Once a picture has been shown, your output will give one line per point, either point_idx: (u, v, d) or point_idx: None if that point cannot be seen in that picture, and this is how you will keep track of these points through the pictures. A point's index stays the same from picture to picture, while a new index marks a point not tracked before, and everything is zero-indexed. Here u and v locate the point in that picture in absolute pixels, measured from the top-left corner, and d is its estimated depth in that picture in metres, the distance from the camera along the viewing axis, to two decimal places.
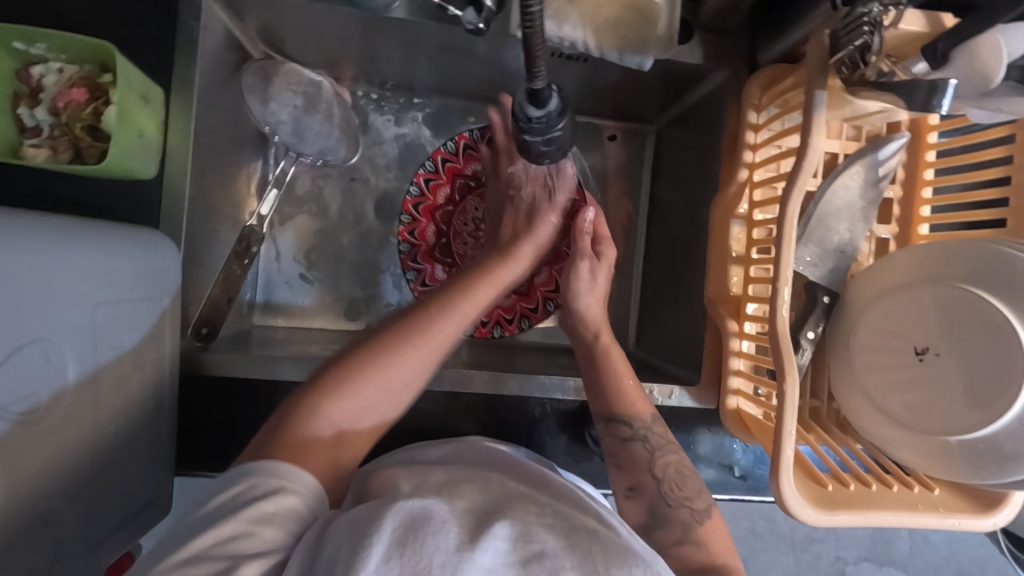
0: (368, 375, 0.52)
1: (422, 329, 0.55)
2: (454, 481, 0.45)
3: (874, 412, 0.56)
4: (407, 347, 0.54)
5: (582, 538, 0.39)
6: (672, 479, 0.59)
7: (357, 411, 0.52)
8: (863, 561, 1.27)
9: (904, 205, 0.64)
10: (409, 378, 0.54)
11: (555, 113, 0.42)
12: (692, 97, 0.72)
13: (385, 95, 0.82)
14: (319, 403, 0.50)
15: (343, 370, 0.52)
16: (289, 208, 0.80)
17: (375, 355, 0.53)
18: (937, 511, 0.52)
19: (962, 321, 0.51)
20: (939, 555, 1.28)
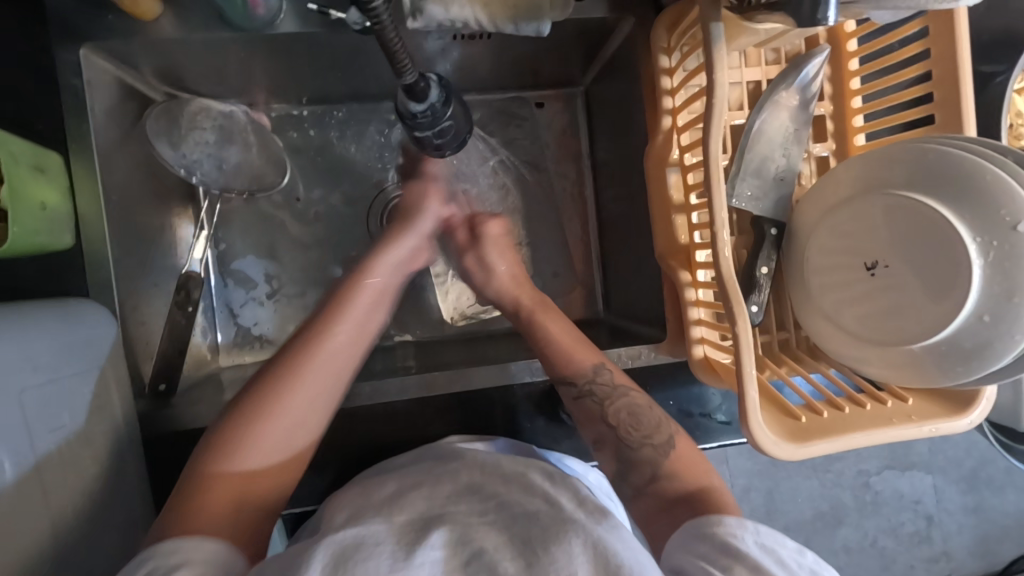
0: (268, 428, 0.51)
1: (307, 353, 0.54)
2: (399, 492, 0.50)
3: (837, 335, 0.55)
4: (299, 376, 0.53)
5: (523, 527, 0.45)
6: (589, 406, 0.59)
7: (268, 456, 0.51)
8: (884, 469, 1.29)
9: (837, 119, 0.62)
10: (316, 405, 0.53)
11: (439, 102, 0.41)
12: (608, 53, 0.70)
13: (304, 111, 0.80)
14: (226, 456, 0.49)
15: (241, 412, 0.51)
16: (229, 245, 0.78)
17: (272, 401, 0.51)
18: (912, 420, 0.51)
19: (907, 227, 0.50)
20: (958, 448, 1.30)
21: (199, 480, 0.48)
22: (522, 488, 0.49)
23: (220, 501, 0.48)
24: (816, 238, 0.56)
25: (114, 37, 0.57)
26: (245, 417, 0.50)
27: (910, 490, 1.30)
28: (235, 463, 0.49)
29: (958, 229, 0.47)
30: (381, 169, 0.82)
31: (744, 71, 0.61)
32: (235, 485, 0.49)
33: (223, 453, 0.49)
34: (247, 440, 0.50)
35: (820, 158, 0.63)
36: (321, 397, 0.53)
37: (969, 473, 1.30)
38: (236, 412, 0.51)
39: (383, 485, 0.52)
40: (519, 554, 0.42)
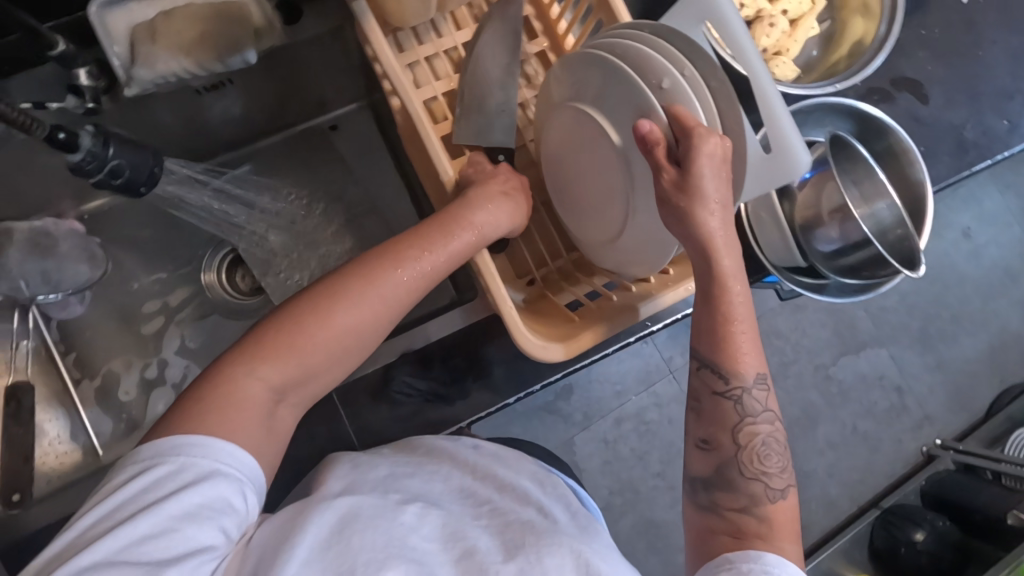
0: (255, 401, 0.46)
1: (305, 329, 0.49)
2: (394, 476, 0.56)
3: (593, 239, 0.61)
4: (313, 327, 0.49)
5: (519, 533, 0.51)
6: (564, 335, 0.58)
7: (260, 428, 0.46)
8: (840, 357, 1.44)
9: (554, 48, 0.67)
10: (320, 366, 0.50)
11: (94, 147, 0.55)
12: (355, 61, 0.75)
13: (117, 203, 0.84)
14: (230, 398, 0.45)
15: (223, 374, 0.46)
16: (79, 349, 0.81)
17: (275, 361, 0.47)
18: (669, 287, 0.59)
19: (586, 134, 0.56)
20: (899, 313, 1.48)
21: (224, 417, 0.45)
22: (515, 499, 0.57)
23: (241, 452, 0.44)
24: (545, 154, 0.63)
25: None
26: (292, 333, 0.48)
27: (869, 367, 1.46)
28: (236, 404, 0.45)
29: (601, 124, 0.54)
30: (207, 235, 0.86)
31: (451, 36, 0.66)
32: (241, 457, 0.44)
33: (211, 414, 0.44)
34: (246, 395, 0.46)
35: None
36: (324, 368, 0.50)
37: (918, 333, 1.48)
38: (216, 376, 0.47)
39: (375, 467, 0.57)
40: (513, 559, 0.47)
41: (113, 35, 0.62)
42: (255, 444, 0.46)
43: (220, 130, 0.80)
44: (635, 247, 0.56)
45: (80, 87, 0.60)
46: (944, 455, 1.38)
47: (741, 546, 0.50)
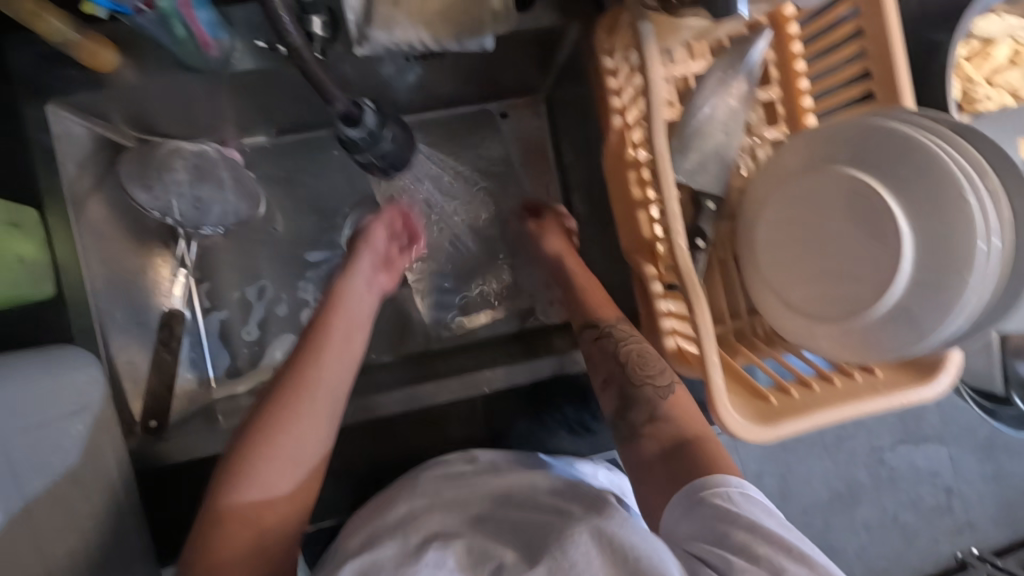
0: (262, 469, 0.53)
1: (306, 383, 0.57)
2: (421, 509, 0.55)
3: (795, 318, 0.55)
4: (288, 408, 0.55)
5: (540, 539, 0.48)
6: (636, 361, 0.61)
7: (264, 492, 0.53)
8: (898, 445, 1.16)
9: (787, 102, 0.63)
10: (300, 439, 0.55)
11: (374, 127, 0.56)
12: (560, 57, 0.73)
13: (277, 143, 0.82)
14: (230, 494, 0.52)
15: (239, 451, 0.53)
16: (211, 280, 0.81)
17: (262, 440, 0.53)
18: (882, 393, 0.51)
19: (853, 206, 0.51)
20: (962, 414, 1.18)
21: (224, 501, 0.52)
22: (550, 511, 0.52)
23: (226, 549, 0.51)
24: (756, 217, 0.58)
25: (77, 86, 0.59)
26: (251, 469, 0.53)
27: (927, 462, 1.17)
28: (235, 498, 0.52)
29: (889, 202, 0.49)
30: (355, 194, 0.84)
31: (685, 63, 0.63)
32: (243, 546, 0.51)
33: (222, 487, 0.52)
34: (250, 472, 0.52)
35: (773, 142, 0.65)
36: (313, 432, 0.56)
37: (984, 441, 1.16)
38: (231, 455, 0.53)
39: (395, 505, 0.56)
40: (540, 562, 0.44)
41: None
42: (259, 499, 0.53)
43: (400, 94, 0.78)
44: (870, 336, 0.51)
45: (313, 34, 0.58)
46: (981, 567, 1.10)
47: (713, 476, 0.51)
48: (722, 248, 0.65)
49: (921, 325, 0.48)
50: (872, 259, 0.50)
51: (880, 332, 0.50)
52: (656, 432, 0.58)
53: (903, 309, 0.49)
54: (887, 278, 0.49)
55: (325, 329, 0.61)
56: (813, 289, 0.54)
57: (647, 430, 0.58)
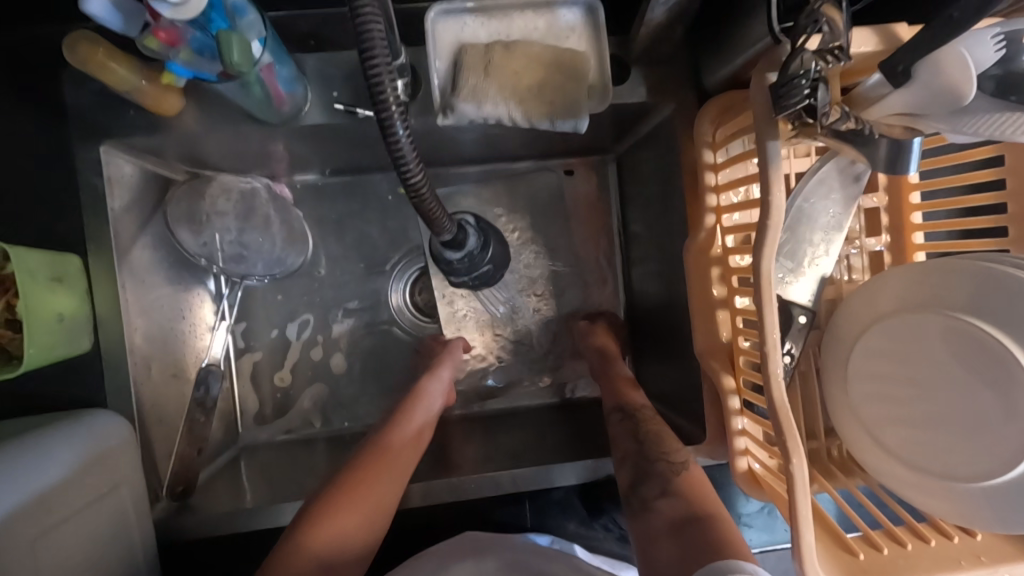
0: (349, 507, 0.53)
1: (388, 446, 0.59)
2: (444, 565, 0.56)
3: (889, 462, 0.51)
4: (376, 458, 0.57)
5: None
6: (653, 440, 0.60)
7: (341, 538, 0.51)
8: None
9: (893, 214, 0.58)
10: (387, 491, 0.55)
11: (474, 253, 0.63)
12: (643, 130, 0.68)
13: (329, 181, 0.78)
14: (307, 533, 0.51)
15: (323, 499, 0.53)
16: (247, 321, 0.77)
17: (344, 486, 0.54)
18: (985, 562, 0.46)
19: (972, 360, 0.46)
20: None
21: (301, 537, 0.50)
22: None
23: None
24: (853, 343, 0.53)
25: (135, 130, 0.54)
26: (332, 506, 0.53)
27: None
28: (315, 535, 0.51)
29: (1020, 365, 0.44)
30: (406, 242, 0.80)
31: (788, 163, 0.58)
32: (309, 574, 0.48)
33: (311, 524, 0.51)
34: (334, 509, 0.52)
35: (873, 253, 0.60)
36: (393, 488, 0.56)
37: None
38: (317, 502, 0.53)
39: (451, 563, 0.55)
40: None
41: (439, 48, 0.55)
42: (341, 535, 0.51)
43: (467, 148, 0.73)
44: (979, 501, 0.46)
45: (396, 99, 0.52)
46: None
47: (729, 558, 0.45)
48: (804, 361, 0.60)
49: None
50: (992, 420, 0.45)
51: (990, 501, 0.46)
52: (667, 507, 0.54)
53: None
54: (1008, 445, 0.45)
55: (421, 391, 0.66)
56: (915, 436, 0.49)
57: (657, 504, 0.54)
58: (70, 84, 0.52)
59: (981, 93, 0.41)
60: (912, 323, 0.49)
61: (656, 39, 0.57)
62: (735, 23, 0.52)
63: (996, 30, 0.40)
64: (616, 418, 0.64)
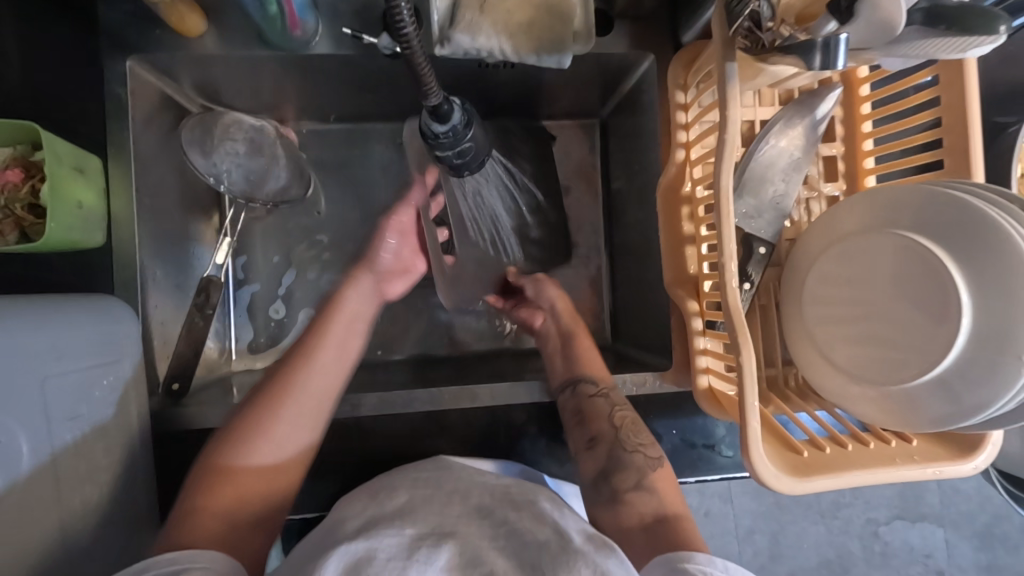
0: (251, 456, 0.55)
1: (280, 394, 0.59)
2: (411, 505, 0.51)
3: (835, 373, 0.55)
4: (270, 412, 0.58)
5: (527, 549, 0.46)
6: (631, 429, 0.65)
7: (239, 496, 0.53)
8: (895, 519, 1.07)
9: (848, 161, 0.64)
10: (283, 442, 0.57)
11: (460, 126, 0.51)
12: (626, 87, 0.73)
13: (332, 129, 0.83)
14: (206, 493, 0.53)
15: (224, 446, 0.56)
16: (246, 255, 0.81)
17: (230, 447, 0.55)
18: (916, 462, 0.51)
19: (910, 272, 0.51)
20: (969, 501, 1.07)
21: (194, 499, 0.52)
22: (533, 516, 0.51)
23: (213, 533, 0.50)
24: (811, 268, 0.58)
25: (158, 49, 0.60)
26: (235, 458, 0.55)
27: (920, 543, 1.08)
28: (209, 498, 0.53)
29: (951, 274, 0.48)
30: (401, 191, 0.85)
31: (753, 110, 0.63)
32: (217, 529, 0.51)
33: (213, 481, 0.53)
34: (241, 456, 0.55)
35: (830, 197, 0.65)
36: (295, 436, 0.58)
37: (984, 528, 1.07)
38: (218, 452, 0.55)
39: (395, 495, 0.53)
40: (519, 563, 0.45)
41: None
42: (240, 489, 0.54)
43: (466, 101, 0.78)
44: (912, 404, 0.51)
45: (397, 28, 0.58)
46: None
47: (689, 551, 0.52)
48: (764, 294, 0.65)
49: (965, 402, 0.48)
50: (925, 330, 0.50)
51: (920, 403, 0.51)
52: (638, 501, 0.60)
53: (951, 382, 0.49)
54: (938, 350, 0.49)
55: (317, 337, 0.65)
56: (862, 349, 0.53)
57: (626, 500, 0.61)
58: (106, 5, 0.59)
59: (912, 24, 0.46)
60: (864, 245, 0.54)
61: None
62: None
63: None
64: (572, 416, 0.66)
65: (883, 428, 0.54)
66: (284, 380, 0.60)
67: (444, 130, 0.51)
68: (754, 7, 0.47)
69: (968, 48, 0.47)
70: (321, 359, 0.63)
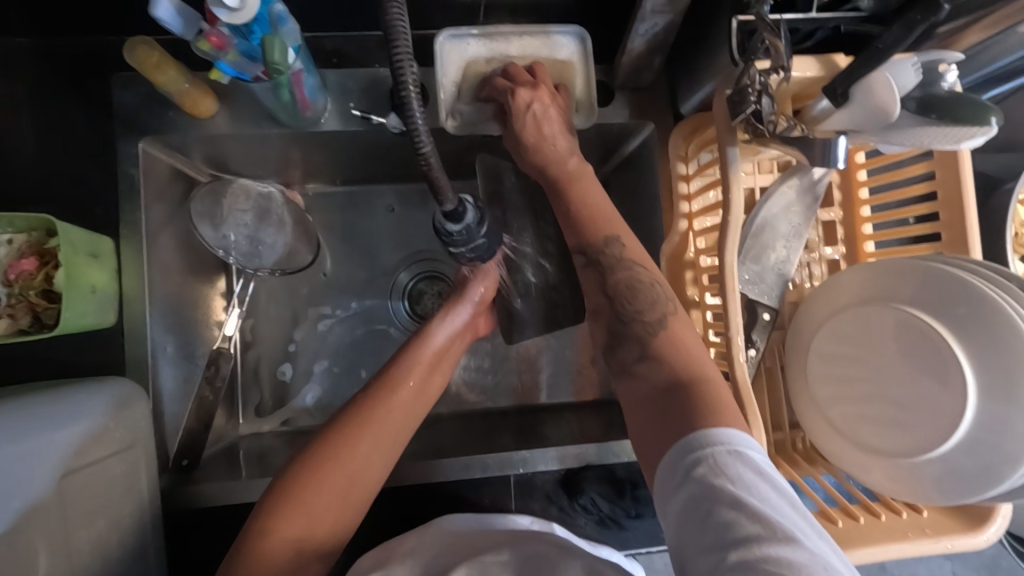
0: (323, 484, 0.54)
1: (368, 414, 0.59)
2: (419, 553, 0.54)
3: (843, 442, 0.56)
4: (358, 432, 0.58)
5: None
6: (625, 294, 0.58)
7: (306, 524, 0.52)
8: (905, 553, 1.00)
9: (847, 226, 0.65)
10: (365, 466, 0.57)
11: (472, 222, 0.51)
12: (623, 153, 0.74)
13: (337, 191, 0.84)
14: (272, 518, 0.51)
15: (303, 467, 0.54)
16: (252, 318, 0.81)
17: (308, 472, 0.54)
18: (928, 535, 0.52)
19: (916, 347, 0.52)
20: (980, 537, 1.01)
21: (262, 523, 0.51)
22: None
23: (277, 564, 0.49)
24: (814, 336, 0.59)
25: (172, 130, 0.61)
26: (307, 481, 0.54)
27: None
28: (278, 520, 0.52)
29: (955, 350, 0.50)
30: (405, 250, 0.85)
31: (753, 178, 0.65)
32: (281, 558, 0.50)
33: (279, 506, 0.52)
34: (311, 483, 0.54)
35: (831, 261, 0.66)
36: (376, 463, 0.57)
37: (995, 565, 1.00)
38: (295, 473, 0.54)
39: (403, 544, 0.56)
40: None
41: (447, 70, 0.62)
42: (308, 515, 0.53)
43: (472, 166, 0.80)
44: (922, 476, 0.52)
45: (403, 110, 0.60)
46: None
47: (708, 426, 0.47)
48: (769, 358, 0.65)
49: (975, 477, 0.49)
50: (930, 404, 0.51)
51: (930, 476, 0.51)
52: (646, 372, 0.55)
53: (961, 456, 0.50)
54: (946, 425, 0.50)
55: (422, 338, 0.67)
56: (870, 419, 0.54)
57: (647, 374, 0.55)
58: (120, 88, 0.60)
59: (904, 110, 0.48)
60: (865, 317, 0.55)
61: (637, 68, 0.65)
62: (703, 56, 0.60)
63: (916, 59, 0.47)
64: (582, 261, 0.62)
65: (895, 499, 0.54)
66: (379, 397, 0.60)
67: (459, 228, 0.51)
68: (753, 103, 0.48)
69: (961, 141, 0.49)
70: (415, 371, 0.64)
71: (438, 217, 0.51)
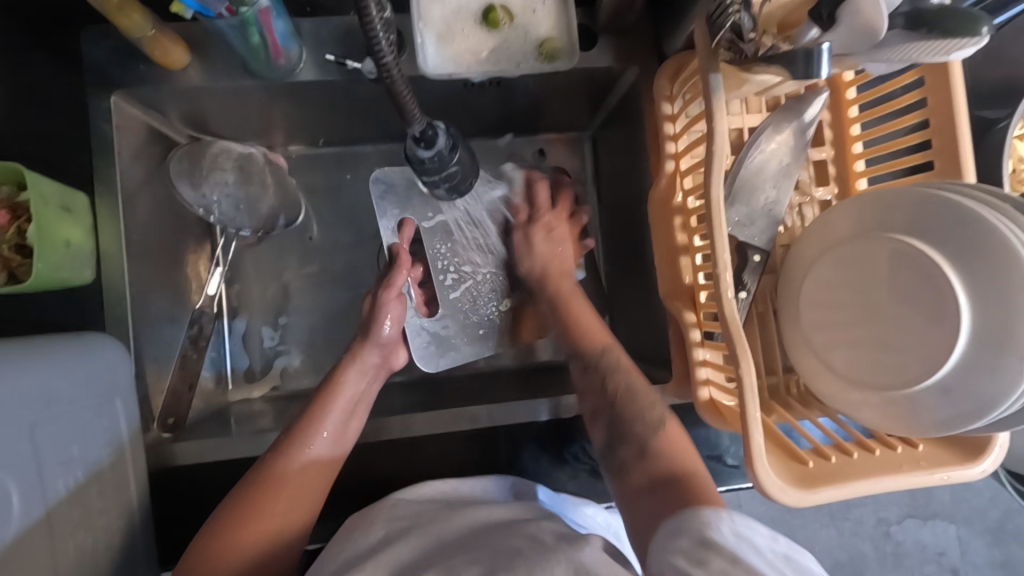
0: (266, 510, 0.53)
1: (301, 442, 0.57)
2: (386, 539, 0.53)
3: (836, 380, 0.55)
4: (289, 461, 0.56)
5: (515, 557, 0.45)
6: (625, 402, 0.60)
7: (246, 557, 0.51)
8: (906, 518, 0.98)
9: (839, 164, 0.63)
10: (303, 492, 0.55)
11: (442, 147, 0.52)
12: (613, 100, 0.73)
13: (321, 154, 0.83)
14: (213, 549, 0.51)
15: (241, 497, 0.53)
16: (239, 284, 0.80)
17: (251, 497, 0.53)
18: (922, 467, 0.50)
19: (907, 279, 0.50)
20: (982, 496, 0.99)
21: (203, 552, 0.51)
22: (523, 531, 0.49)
23: None
24: (806, 275, 0.57)
25: (144, 84, 0.60)
26: (249, 510, 0.53)
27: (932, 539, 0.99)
28: (220, 549, 0.51)
29: (949, 277, 0.48)
30: None
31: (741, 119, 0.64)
32: None
33: (221, 536, 0.51)
34: (255, 510, 0.53)
35: (823, 202, 0.65)
36: (312, 491, 0.56)
37: (996, 524, 0.98)
38: (233, 502, 0.53)
39: (370, 531, 0.55)
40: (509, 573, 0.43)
41: (423, 14, 0.60)
42: (251, 544, 0.52)
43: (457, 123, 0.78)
44: (915, 410, 0.50)
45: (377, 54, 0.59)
46: None
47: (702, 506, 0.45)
48: (762, 301, 0.64)
49: (969, 404, 0.48)
50: (923, 336, 0.49)
51: (923, 408, 0.50)
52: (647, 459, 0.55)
53: (956, 385, 0.48)
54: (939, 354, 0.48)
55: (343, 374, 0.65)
56: (863, 358, 0.53)
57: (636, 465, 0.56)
58: (89, 42, 0.59)
59: (892, 27, 0.46)
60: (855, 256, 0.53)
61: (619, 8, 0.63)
62: None
63: None
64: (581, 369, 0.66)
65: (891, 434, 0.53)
66: (304, 430, 0.58)
67: (428, 152, 0.52)
68: (735, 19, 0.47)
69: (952, 52, 0.47)
70: (341, 402, 0.62)
71: (409, 144, 0.51)
